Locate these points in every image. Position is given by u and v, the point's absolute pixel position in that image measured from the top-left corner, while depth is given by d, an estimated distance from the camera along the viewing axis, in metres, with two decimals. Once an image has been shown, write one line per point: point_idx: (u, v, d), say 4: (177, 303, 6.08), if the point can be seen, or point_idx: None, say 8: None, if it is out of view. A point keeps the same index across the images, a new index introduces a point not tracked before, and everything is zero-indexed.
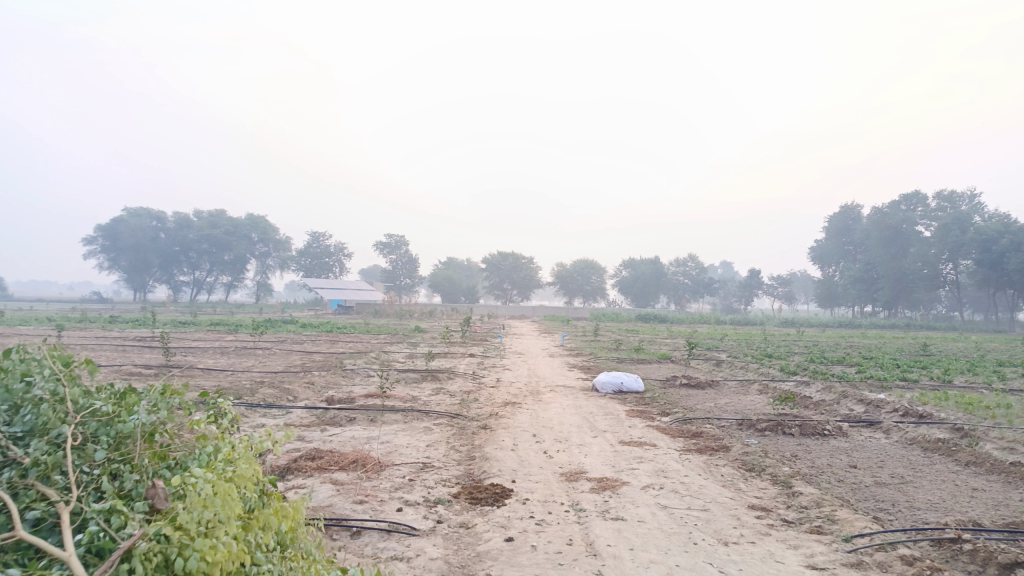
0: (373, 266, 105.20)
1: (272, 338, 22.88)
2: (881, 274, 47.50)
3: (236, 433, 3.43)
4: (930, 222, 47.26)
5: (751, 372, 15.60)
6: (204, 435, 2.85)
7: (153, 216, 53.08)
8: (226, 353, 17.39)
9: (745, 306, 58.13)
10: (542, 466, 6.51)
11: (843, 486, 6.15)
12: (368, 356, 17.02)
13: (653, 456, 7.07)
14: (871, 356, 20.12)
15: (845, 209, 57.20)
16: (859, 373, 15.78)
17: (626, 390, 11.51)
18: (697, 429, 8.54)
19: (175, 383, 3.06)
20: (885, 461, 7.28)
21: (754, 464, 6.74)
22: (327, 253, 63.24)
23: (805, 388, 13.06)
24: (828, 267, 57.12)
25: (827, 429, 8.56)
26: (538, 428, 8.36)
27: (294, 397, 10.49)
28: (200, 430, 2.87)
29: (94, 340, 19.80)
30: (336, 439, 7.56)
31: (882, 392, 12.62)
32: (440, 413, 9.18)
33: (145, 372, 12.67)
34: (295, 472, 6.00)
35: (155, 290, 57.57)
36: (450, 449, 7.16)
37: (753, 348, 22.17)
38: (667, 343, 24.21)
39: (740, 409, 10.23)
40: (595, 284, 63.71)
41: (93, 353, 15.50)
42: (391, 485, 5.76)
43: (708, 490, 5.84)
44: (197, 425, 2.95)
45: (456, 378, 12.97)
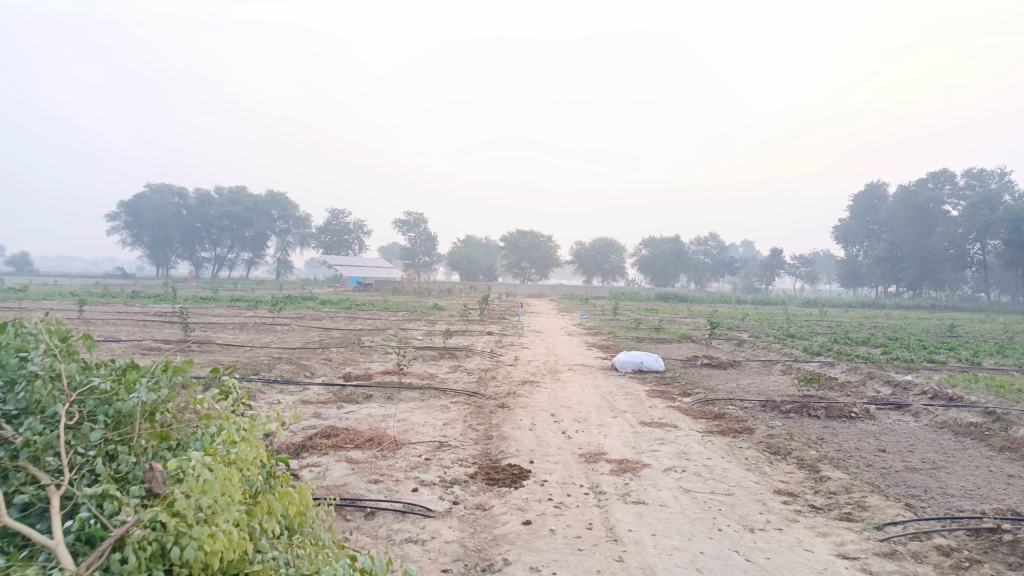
0: (393, 245, 105.58)
1: (291, 314, 22.91)
2: (906, 254, 46.66)
3: (243, 410, 3.30)
4: (958, 200, 46.25)
5: (774, 352, 15.34)
6: (207, 413, 2.70)
7: (175, 193, 53.52)
8: (245, 328, 17.47)
9: (767, 286, 57.49)
10: (561, 446, 6.38)
11: (872, 470, 5.96)
12: (386, 333, 16.97)
13: (675, 437, 6.90)
14: (897, 337, 19.72)
15: (871, 187, 56.18)
16: (885, 354, 15.44)
17: (646, 369, 11.35)
18: (719, 409, 8.36)
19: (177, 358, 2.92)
20: (915, 445, 7.06)
21: (778, 447, 6.56)
22: (346, 231, 63.31)
23: (829, 369, 12.82)
24: (852, 247, 56.22)
25: (854, 411, 8.34)
26: (557, 407, 8.22)
27: (311, 373, 10.44)
28: (203, 408, 2.75)
29: (116, 314, 20.00)
30: (351, 416, 7.47)
31: (909, 374, 12.33)
32: (457, 391, 9.07)
33: (164, 347, 12.68)
34: (309, 450, 5.92)
35: (178, 266, 58.18)
36: (467, 429, 7.03)
37: (775, 328, 21.84)
38: (687, 322, 23.96)
39: (764, 391, 10.02)
40: (614, 263, 63.33)
41: (114, 329, 15.58)
42: (407, 464, 5.65)
43: (732, 473, 5.67)
44: (200, 404, 2.83)
45: (474, 356, 12.87)
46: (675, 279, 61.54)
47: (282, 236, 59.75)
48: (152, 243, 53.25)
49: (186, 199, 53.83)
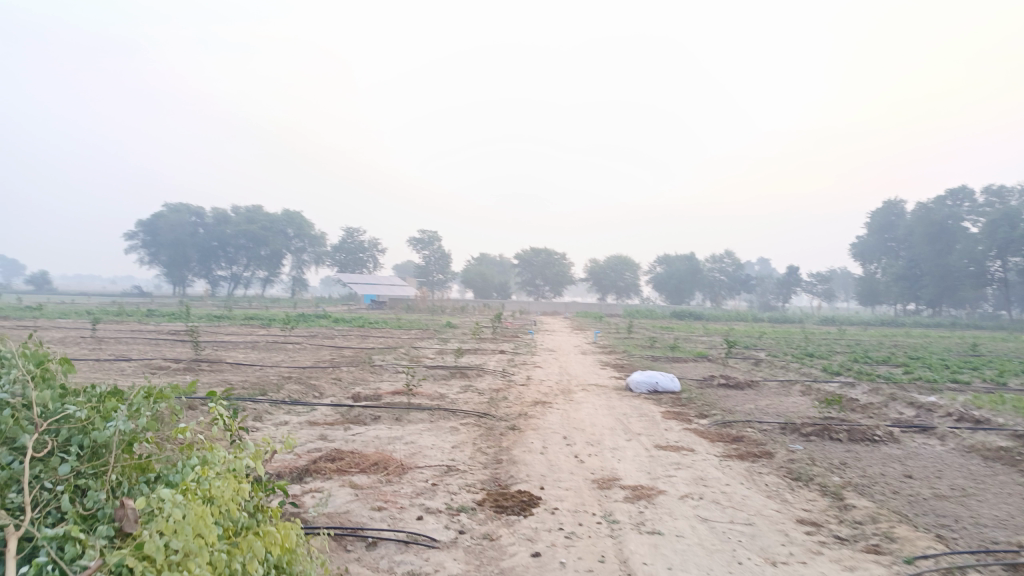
0: (407, 264, 106.19)
1: (303, 333, 22.84)
2: (925, 272, 46.01)
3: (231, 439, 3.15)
4: (977, 217, 45.65)
5: (793, 372, 15.02)
6: (190, 444, 2.55)
7: (192, 212, 54.03)
8: (257, 347, 17.39)
9: (783, 304, 56.87)
10: (573, 471, 6.15)
11: (898, 498, 5.68)
12: (398, 351, 16.81)
13: (690, 461, 6.67)
14: (918, 356, 19.30)
15: (887, 205, 55.77)
16: (907, 374, 15.07)
17: (661, 390, 11.09)
18: (737, 432, 8.10)
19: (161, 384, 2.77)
20: (943, 470, 6.77)
21: (800, 473, 6.29)
22: (361, 249, 63.57)
23: (850, 390, 12.48)
24: (869, 264, 55.59)
25: (877, 434, 8.06)
26: (569, 429, 8.00)
27: (320, 393, 10.28)
28: (188, 438, 2.60)
29: (129, 333, 20.01)
30: (359, 438, 7.29)
31: (933, 396, 11.96)
32: (467, 412, 8.86)
33: (174, 367, 12.58)
34: (313, 473, 5.76)
35: (194, 285, 58.55)
36: (476, 452, 6.84)
37: (793, 347, 21.49)
38: (703, 341, 23.62)
39: (783, 412, 9.75)
40: (629, 280, 63.00)
41: (126, 349, 15.55)
42: (412, 490, 5.45)
43: (752, 501, 5.42)
44: (187, 435, 2.69)
45: (486, 375, 12.67)
46: (690, 296, 61.15)
47: (297, 254, 59.99)
48: (169, 262, 53.65)
49: (203, 218, 54.40)
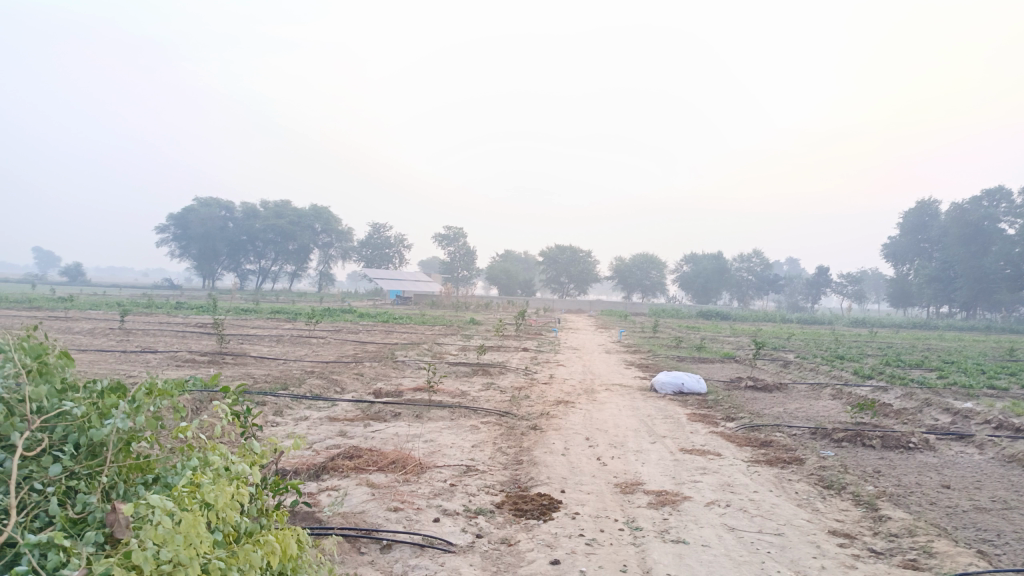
0: (433, 260, 106.82)
1: (328, 327, 22.90)
2: (959, 274, 44.97)
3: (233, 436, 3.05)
4: (1015, 219, 44.51)
5: (822, 374, 14.67)
6: (190, 444, 2.44)
7: (222, 206, 54.74)
8: (281, 341, 17.44)
9: (812, 305, 55.96)
10: (595, 474, 5.99)
11: (936, 510, 5.44)
12: (422, 347, 16.74)
13: (717, 467, 6.46)
14: (952, 360, 18.79)
15: (920, 205, 54.71)
16: (942, 378, 14.64)
17: (687, 391, 10.87)
18: (765, 437, 7.88)
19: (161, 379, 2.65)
20: (982, 481, 6.49)
21: (832, 481, 6.05)
22: (388, 244, 63.84)
23: (882, 395, 12.12)
24: (902, 266, 54.57)
25: (912, 441, 7.77)
26: (592, 430, 7.83)
27: (341, 389, 10.21)
28: (189, 438, 2.50)
29: (158, 325, 20.23)
30: (378, 436, 7.19)
31: (969, 402, 11.57)
32: (489, 410, 8.72)
33: (199, 360, 12.62)
34: (330, 471, 5.66)
35: (223, 278, 59.24)
36: (497, 451, 6.70)
37: (822, 348, 21.07)
38: (730, 341, 23.23)
39: (814, 416, 9.46)
40: (654, 279, 62.53)
41: (153, 341, 15.69)
42: (430, 490, 5.32)
43: (781, 510, 5.21)
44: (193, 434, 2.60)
45: (508, 373, 12.53)
46: (717, 296, 60.54)
47: (325, 249, 60.35)
48: (199, 255, 54.41)
49: (233, 212, 55.06)
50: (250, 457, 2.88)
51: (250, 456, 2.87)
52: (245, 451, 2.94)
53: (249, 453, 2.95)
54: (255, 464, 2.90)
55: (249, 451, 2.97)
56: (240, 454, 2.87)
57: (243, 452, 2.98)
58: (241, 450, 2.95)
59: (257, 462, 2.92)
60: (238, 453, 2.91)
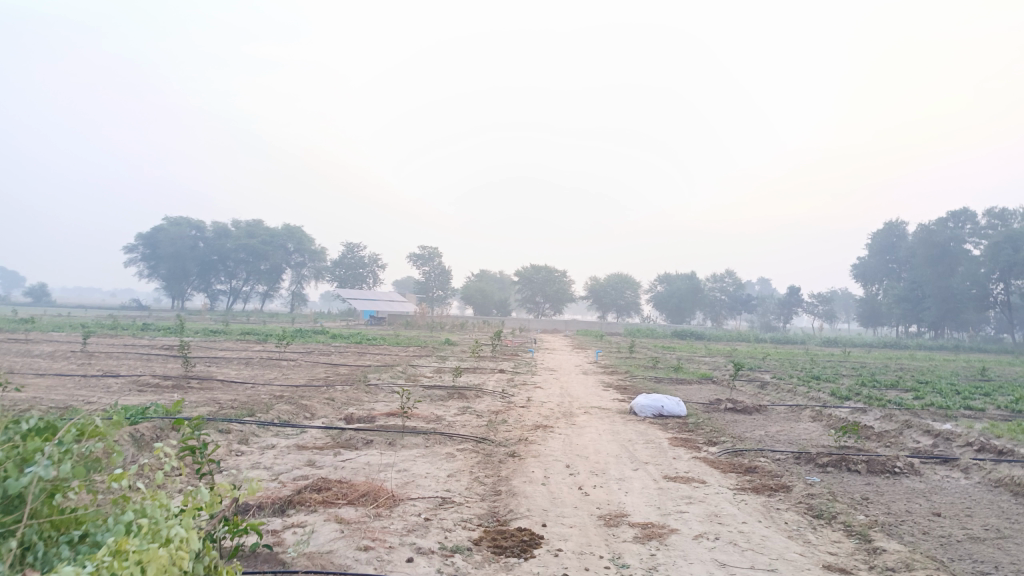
0: (407, 280, 106.66)
1: (299, 349, 22.35)
2: (927, 294, 45.58)
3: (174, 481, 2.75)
4: (980, 240, 45.39)
5: (801, 396, 14.54)
6: (126, 495, 2.14)
7: (192, 226, 53.72)
8: (250, 363, 16.90)
9: (785, 324, 56.41)
10: (577, 506, 5.71)
11: (930, 540, 5.24)
12: (395, 370, 16.33)
13: (702, 495, 6.22)
14: (926, 379, 18.86)
15: (888, 226, 55.64)
16: (918, 399, 14.60)
17: (666, 415, 10.65)
18: (749, 462, 7.65)
19: (93, 418, 2.33)
20: (972, 508, 6.32)
21: (821, 510, 5.84)
22: (361, 264, 63.22)
23: (861, 416, 12.00)
24: (871, 285, 55.34)
25: (897, 466, 7.61)
26: (571, 457, 7.56)
27: (312, 415, 9.82)
28: (125, 488, 2.20)
29: (122, 347, 19.54)
30: (349, 465, 6.85)
31: (949, 424, 11.50)
32: (465, 436, 8.42)
33: (162, 385, 12.11)
34: (297, 506, 5.32)
35: (193, 298, 58.30)
36: (473, 482, 6.40)
37: (798, 368, 21.07)
38: (706, 361, 23.16)
39: (795, 440, 9.28)
40: (629, 298, 62.65)
41: (115, 365, 15.10)
42: (403, 526, 5.01)
43: (772, 543, 4.97)
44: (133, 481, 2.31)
45: (485, 396, 12.21)
46: (691, 316, 60.84)
47: (297, 269, 59.55)
48: (168, 275, 53.27)
49: (204, 231, 54.14)
50: (196, 506, 2.54)
51: (196, 503, 2.53)
52: (191, 496, 2.61)
53: (196, 499, 2.65)
54: (205, 511, 2.62)
55: (196, 497, 2.64)
56: (186, 501, 2.58)
57: (189, 499, 2.62)
58: (185, 496, 2.61)
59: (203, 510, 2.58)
60: (182, 500, 2.57)
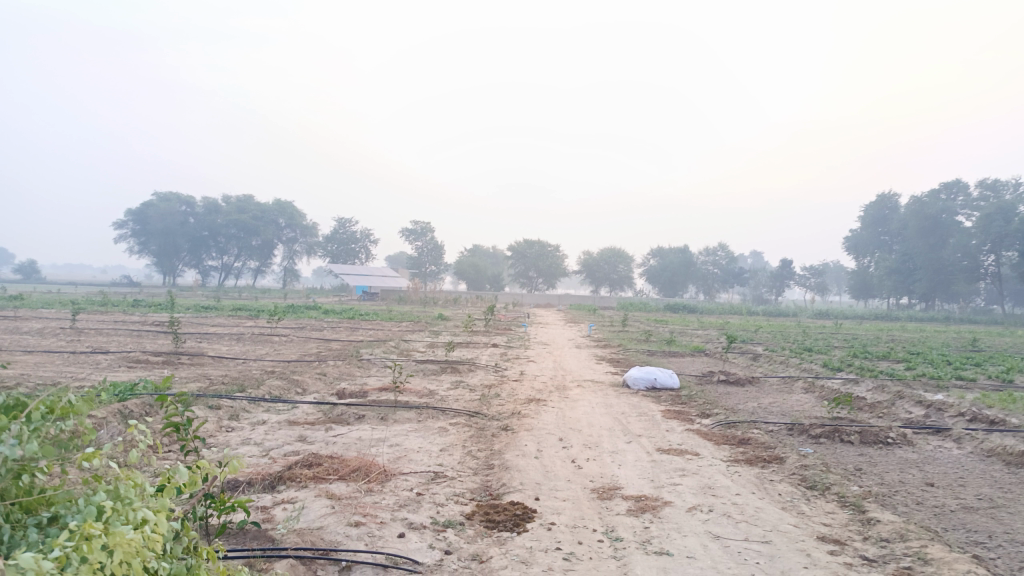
0: (400, 255, 106.66)
1: (291, 324, 22.23)
2: (919, 266, 45.64)
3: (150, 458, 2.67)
4: (972, 211, 45.33)
5: (793, 368, 14.55)
6: (96, 474, 2.05)
7: (182, 201, 53.03)
8: (242, 339, 16.78)
9: (777, 297, 56.48)
10: (570, 479, 5.67)
11: (924, 511, 5.23)
12: (388, 345, 16.25)
13: (696, 467, 6.20)
14: (918, 351, 18.89)
15: (881, 198, 55.54)
16: (910, 370, 14.62)
17: (659, 387, 10.62)
18: (743, 434, 7.63)
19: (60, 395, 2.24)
20: (965, 477, 6.31)
21: (815, 481, 5.82)
22: (353, 240, 62.83)
23: (853, 387, 12.01)
24: (863, 258, 55.38)
25: (890, 436, 7.60)
26: (565, 430, 7.52)
27: (303, 390, 9.75)
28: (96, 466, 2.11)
29: (113, 324, 19.38)
30: (340, 440, 6.79)
31: (940, 394, 11.53)
32: (458, 410, 8.37)
33: (153, 361, 12.00)
34: (287, 482, 5.25)
35: (184, 275, 57.84)
36: (466, 456, 6.35)
37: (791, 341, 21.09)
38: (699, 334, 23.16)
39: (788, 412, 9.26)
40: (622, 272, 62.58)
41: (105, 342, 14.97)
42: (395, 501, 4.95)
43: (767, 514, 4.95)
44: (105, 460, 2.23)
45: (477, 370, 12.15)
46: (684, 289, 60.90)
47: (289, 244, 59.15)
48: (159, 251, 52.81)
49: (194, 207, 53.59)
50: (173, 485, 2.45)
51: (173, 483, 2.44)
52: (167, 474, 2.52)
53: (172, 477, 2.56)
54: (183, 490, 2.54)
55: (173, 475, 2.55)
56: (162, 479, 2.51)
57: (165, 477, 2.53)
58: (162, 475, 2.52)
59: (179, 488, 2.51)
60: (158, 480, 2.48)
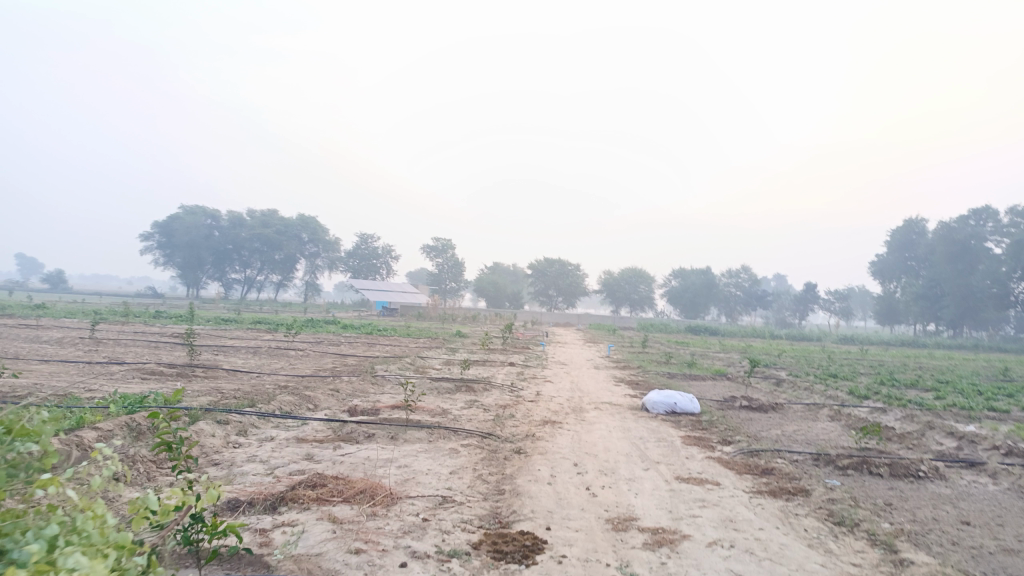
0: (420, 271, 107.24)
1: (308, 339, 22.15)
2: (946, 292, 44.71)
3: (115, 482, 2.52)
4: (1002, 237, 44.44)
5: (818, 394, 14.14)
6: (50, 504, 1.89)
7: (208, 215, 53.66)
8: (259, 353, 16.71)
9: (801, 321, 55.64)
10: (584, 508, 5.41)
11: (961, 552, 4.90)
12: (403, 361, 16.08)
13: (716, 498, 5.91)
14: (947, 379, 18.32)
15: (908, 223, 54.71)
16: (940, 399, 14.14)
17: (679, 412, 10.32)
18: (766, 464, 7.32)
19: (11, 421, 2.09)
20: (1003, 516, 5.96)
21: (842, 516, 5.52)
22: (375, 255, 63.09)
23: (881, 416, 11.62)
24: (889, 283, 54.51)
25: (921, 470, 7.26)
26: (580, 455, 7.27)
27: (314, 406, 9.58)
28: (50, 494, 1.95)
29: (132, 335, 19.41)
30: (348, 460, 6.58)
31: (972, 425, 11.09)
32: (470, 431, 8.14)
33: (167, 374, 11.91)
34: (289, 503, 5.06)
35: (208, 287, 58.44)
36: (476, 479, 6.13)
37: (815, 366, 20.61)
38: (720, 357, 22.72)
39: (814, 441, 8.91)
40: (643, 293, 62.09)
41: (121, 352, 14.96)
42: (399, 528, 4.73)
43: (792, 552, 4.66)
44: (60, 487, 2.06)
45: (493, 390, 11.92)
46: (705, 311, 60.25)
47: (311, 259, 59.48)
48: (183, 264, 53.34)
49: (219, 221, 54.19)
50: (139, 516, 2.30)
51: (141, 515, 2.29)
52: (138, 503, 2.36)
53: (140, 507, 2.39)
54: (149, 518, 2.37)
55: (143, 503, 2.39)
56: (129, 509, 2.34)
57: (137, 506, 2.38)
58: (133, 504, 2.37)
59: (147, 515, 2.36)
60: (128, 509, 2.33)
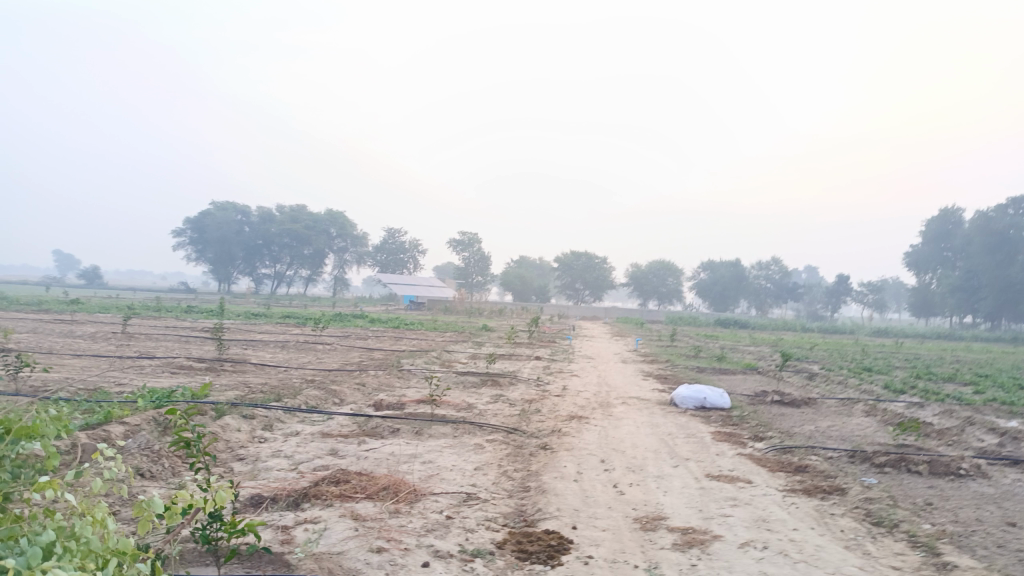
0: (446, 266, 107.81)
1: (336, 333, 22.21)
2: (983, 283, 43.59)
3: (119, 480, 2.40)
4: None
5: (852, 388, 13.81)
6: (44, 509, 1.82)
7: (239, 210, 55.07)
8: (286, 348, 16.76)
9: (833, 313, 54.68)
10: (611, 506, 5.29)
11: (1008, 555, 4.67)
12: (429, 355, 16.02)
13: (748, 497, 5.74)
14: (986, 373, 17.79)
15: (944, 213, 53.41)
16: (979, 394, 13.72)
17: (708, 408, 10.11)
18: (800, 461, 7.11)
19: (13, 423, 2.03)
20: None
21: (881, 517, 5.31)
22: (402, 250, 63.30)
23: (918, 412, 11.27)
24: (924, 275, 53.33)
25: (963, 467, 7.00)
26: (607, 451, 7.14)
27: (340, 401, 9.56)
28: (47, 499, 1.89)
29: (163, 329, 19.61)
30: (371, 456, 6.52)
31: (1013, 421, 10.72)
32: (495, 427, 8.04)
33: (195, 368, 11.99)
34: (312, 499, 5.01)
35: (239, 282, 59.14)
36: (501, 476, 6.03)
37: (849, 360, 20.13)
38: (750, 351, 22.36)
39: (849, 437, 8.66)
40: (671, 286, 61.51)
41: (152, 347, 15.09)
42: (422, 526, 4.65)
43: (828, 555, 4.48)
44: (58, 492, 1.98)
45: (519, 384, 11.80)
46: (734, 304, 59.52)
47: (339, 254, 59.87)
48: (215, 259, 54.06)
49: (249, 217, 55.60)
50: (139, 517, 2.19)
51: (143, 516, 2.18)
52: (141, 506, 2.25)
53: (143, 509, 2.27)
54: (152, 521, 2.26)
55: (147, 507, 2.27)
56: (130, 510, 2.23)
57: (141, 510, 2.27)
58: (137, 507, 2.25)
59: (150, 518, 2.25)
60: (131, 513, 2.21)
